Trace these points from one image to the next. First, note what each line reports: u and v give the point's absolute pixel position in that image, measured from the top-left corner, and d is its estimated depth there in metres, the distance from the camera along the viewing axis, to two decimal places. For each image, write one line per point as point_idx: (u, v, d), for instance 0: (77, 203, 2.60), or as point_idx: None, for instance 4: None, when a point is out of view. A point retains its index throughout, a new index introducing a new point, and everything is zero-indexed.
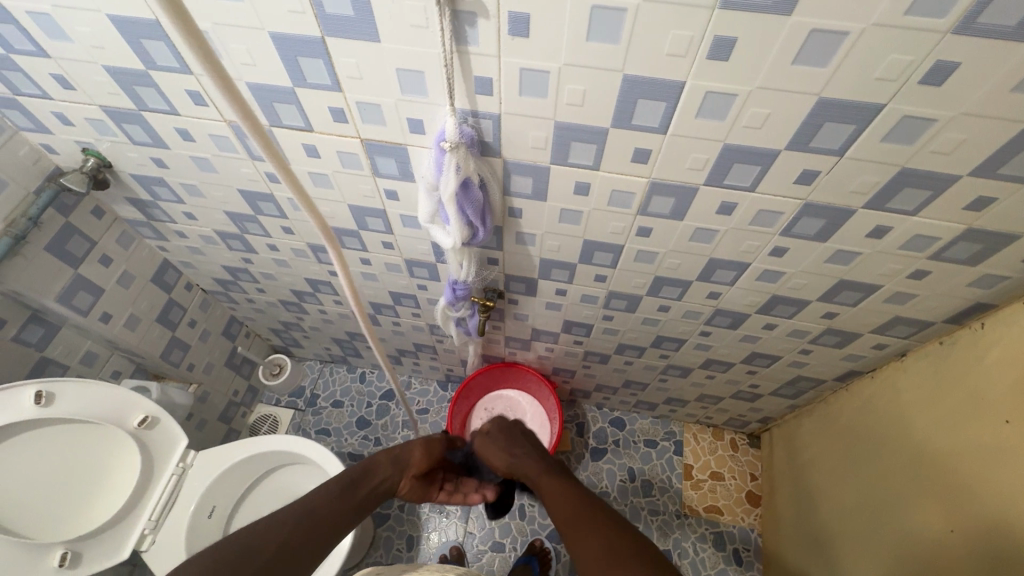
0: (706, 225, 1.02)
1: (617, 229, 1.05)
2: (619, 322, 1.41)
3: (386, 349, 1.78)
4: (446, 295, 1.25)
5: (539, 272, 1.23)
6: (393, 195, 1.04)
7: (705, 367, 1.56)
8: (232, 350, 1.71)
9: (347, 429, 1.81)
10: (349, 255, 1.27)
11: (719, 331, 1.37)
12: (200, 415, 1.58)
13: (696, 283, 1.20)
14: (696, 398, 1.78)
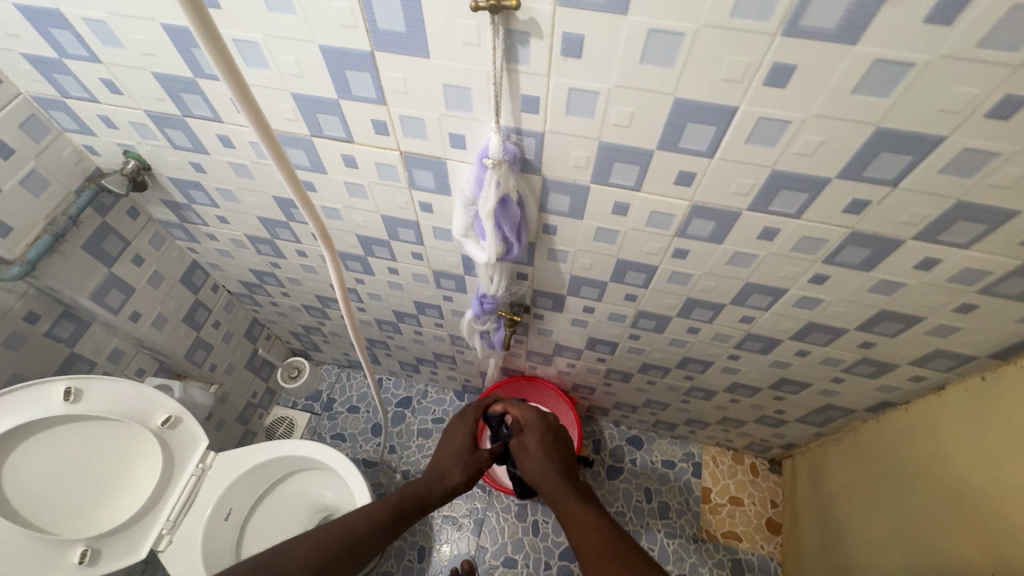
0: (745, 251, 1.00)
1: (654, 250, 1.04)
2: (645, 342, 1.40)
3: (405, 357, 1.78)
4: (473, 308, 1.24)
5: (568, 289, 1.23)
6: (428, 207, 1.05)
7: (731, 390, 1.54)
8: (253, 352, 1.73)
9: (362, 436, 1.81)
10: (378, 264, 1.30)
11: (748, 355, 1.35)
12: (220, 415, 1.59)
13: (730, 308, 1.19)
14: (718, 421, 1.75)
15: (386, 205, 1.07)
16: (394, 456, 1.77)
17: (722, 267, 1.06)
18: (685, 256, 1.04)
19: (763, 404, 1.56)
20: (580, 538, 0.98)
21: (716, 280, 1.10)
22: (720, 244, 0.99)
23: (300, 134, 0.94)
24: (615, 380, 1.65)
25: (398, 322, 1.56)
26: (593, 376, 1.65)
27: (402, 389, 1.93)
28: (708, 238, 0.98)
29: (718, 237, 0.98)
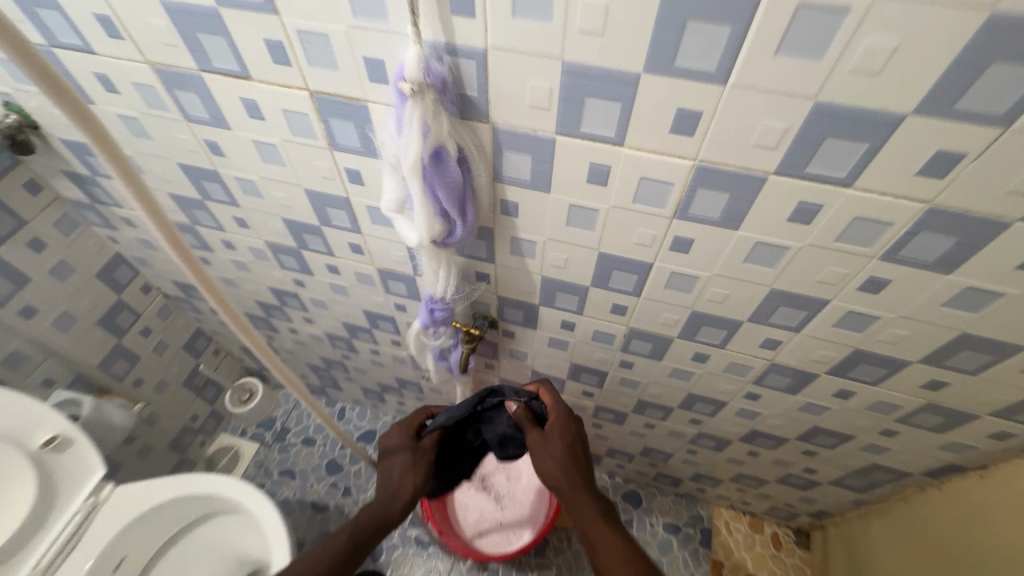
0: (764, 239, 0.79)
1: (645, 237, 0.85)
2: (639, 372, 1.19)
3: (366, 382, 1.65)
4: (422, 318, 1.06)
5: (547, 298, 1.05)
6: (355, 178, 0.93)
7: (748, 440, 1.29)
8: (194, 369, 1.57)
9: (314, 472, 1.59)
10: (316, 260, 1.19)
11: (763, 394, 1.12)
12: (143, 439, 1.42)
13: (746, 326, 0.97)
14: (731, 479, 1.49)
15: (308, 180, 0.97)
16: (346, 499, 1.52)
17: (736, 265, 0.85)
18: (685, 252, 0.85)
19: (788, 459, 1.30)
20: (590, 533, 0.93)
21: (724, 285, 0.90)
22: (727, 233, 0.79)
23: (187, 69, 0.82)
24: (606, 418, 1.41)
25: (350, 326, 1.40)
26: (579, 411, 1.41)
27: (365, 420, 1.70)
28: (720, 221, 0.78)
29: (731, 222, 0.77)
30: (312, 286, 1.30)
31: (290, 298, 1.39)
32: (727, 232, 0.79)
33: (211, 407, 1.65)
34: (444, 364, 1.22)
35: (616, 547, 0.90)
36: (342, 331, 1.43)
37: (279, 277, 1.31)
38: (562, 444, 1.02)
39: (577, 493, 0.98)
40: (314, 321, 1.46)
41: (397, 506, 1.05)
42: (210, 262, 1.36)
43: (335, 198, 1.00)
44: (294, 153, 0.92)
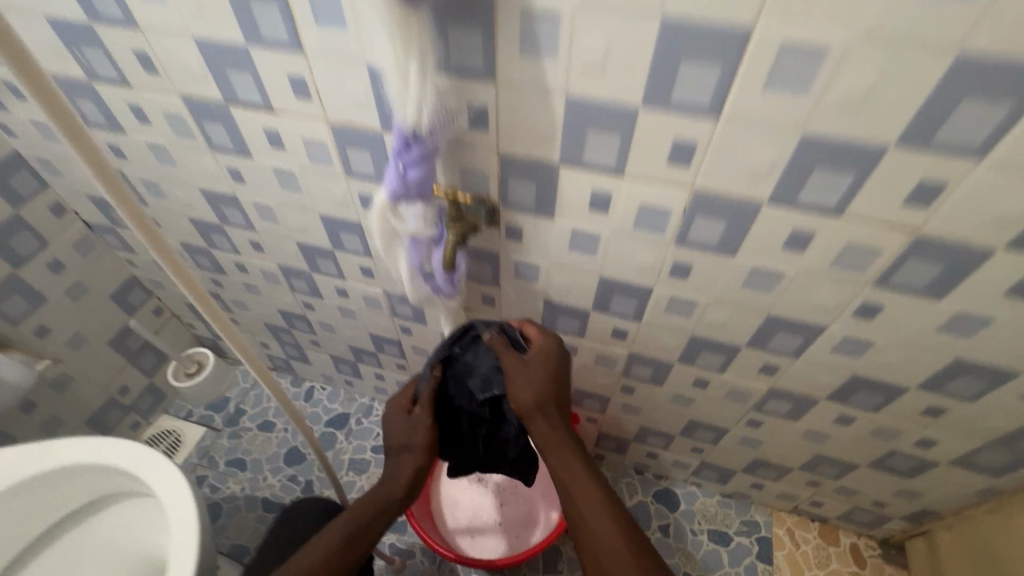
0: (875, 239, 0.50)
1: (731, 207, 0.52)
2: (740, 330, 0.66)
3: (330, 345, 1.11)
4: (390, 178, 0.54)
5: (551, 271, 0.68)
6: (275, 141, 0.65)
7: (850, 477, 0.87)
8: (126, 329, 1.11)
9: (268, 467, 1.17)
10: (178, 109, 0.66)
11: (874, 439, 0.76)
12: (48, 412, 1.01)
13: (869, 338, 0.60)
14: (843, 518, 0.99)
15: (209, 133, 0.68)
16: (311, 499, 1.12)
17: (892, 232, 0.49)
18: (797, 192, 0.49)
19: (899, 518, 0.91)
20: (596, 555, 0.59)
21: (858, 245, 0.51)
22: (869, 166, 0.45)
23: None
24: (638, 451, 1.04)
25: (310, 335, 1.10)
26: (602, 433, 1.02)
27: (336, 404, 1.26)
28: (826, 202, 0.49)
29: (840, 196, 0.48)
30: (232, 285, 1.01)
31: (233, 215, 0.81)
32: (854, 190, 0.47)
33: (150, 381, 1.21)
34: (415, 323, 0.91)
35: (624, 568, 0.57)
36: (272, 266, 0.91)
37: (199, 276, 1.03)
38: (558, 418, 0.67)
39: (579, 497, 0.64)
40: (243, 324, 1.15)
41: (402, 487, 0.67)
42: (132, 266, 1.07)
43: (267, 185, 0.72)
44: (201, 103, 0.63)
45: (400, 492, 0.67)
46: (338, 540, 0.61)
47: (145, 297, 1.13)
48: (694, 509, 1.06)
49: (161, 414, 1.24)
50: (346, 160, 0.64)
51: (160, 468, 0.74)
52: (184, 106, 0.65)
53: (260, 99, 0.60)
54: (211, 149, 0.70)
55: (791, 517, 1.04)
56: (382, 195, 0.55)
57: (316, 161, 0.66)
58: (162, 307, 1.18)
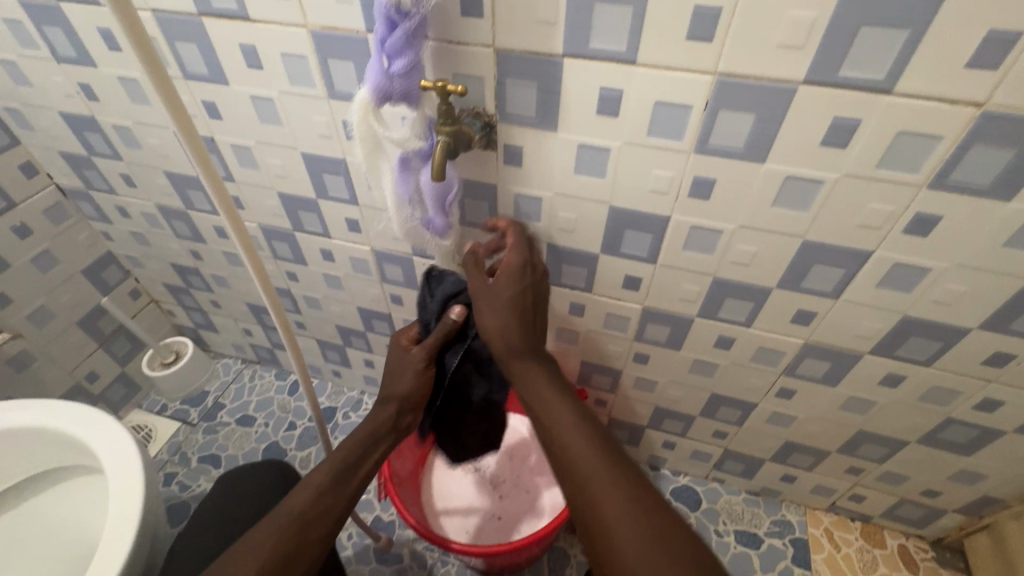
0: (932, 122, 0.43)
1: (760, 97, 0.45)
2: (770, 266, 0.58)
3: (313, 327, 1.03)
4: (369, 70, 0.47)
5: (555, 204, 0.61)
6: (252, 60, 0.59)
7: (895, 458, 0.77)
8: (98, 310, 1.04)
9: (244, 464, 1.06)
10: (150, 30, 0.61)
11: (924, 404, 0.67)
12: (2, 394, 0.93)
13: (924, 263, 0.52)
14: (887, 514, 0.87)
15: (183, 57, 0.62)
16: None
17: (957, 109, 0.41)
18: (841, 66, 0.42)
19: (953, 509, 0.81)
20: (577, 486, 0.50)
21: (914, 134, 0.44)
22: (929, 17, 0.38)
23: None
24: (654, 440, 0.94)
25: (295, 316, 1.02)
26: (613, 419, 0.92)
27: (323, 398, 1.16)
28: (875, 78, 0.42)
29: (890, 69, 0.41)
30: (212, 257, 0.95)
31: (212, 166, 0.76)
32: (909, 57, 0.40)
33: (123, 371, 1.12)
34: (406, 289, 0.84)
35: (601, 498, 0.47)
36: (252, 227, 0.84)
37: (177, 249, 0.97)
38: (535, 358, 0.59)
39: (556, 429, 0.54)
40: (224, 305, 1.08)
41: (388, 426, 0.64)
42: (107, 240, 1.01)
43: (246, 120, 0.67)
44: (174, 18, 0.58)
45: (387, 428, 0.64)
46: (327, 478, 0.57)
47: (122, 277, 1.07)
48: (718, 508, 0.95)
49: (133, 409, 1.15)
50: (329, 75, 0.58)
51: (111, 431, 0.68)
52: (155, 25, 0.60)
53: (235, 7, 0.55)
54: (184, 78, 0.65)
55: (827, 517, 0.93)
56: (362, 93, 0.48)
57: (295, 81, 0.60)
58: (140, 290, 1.11)
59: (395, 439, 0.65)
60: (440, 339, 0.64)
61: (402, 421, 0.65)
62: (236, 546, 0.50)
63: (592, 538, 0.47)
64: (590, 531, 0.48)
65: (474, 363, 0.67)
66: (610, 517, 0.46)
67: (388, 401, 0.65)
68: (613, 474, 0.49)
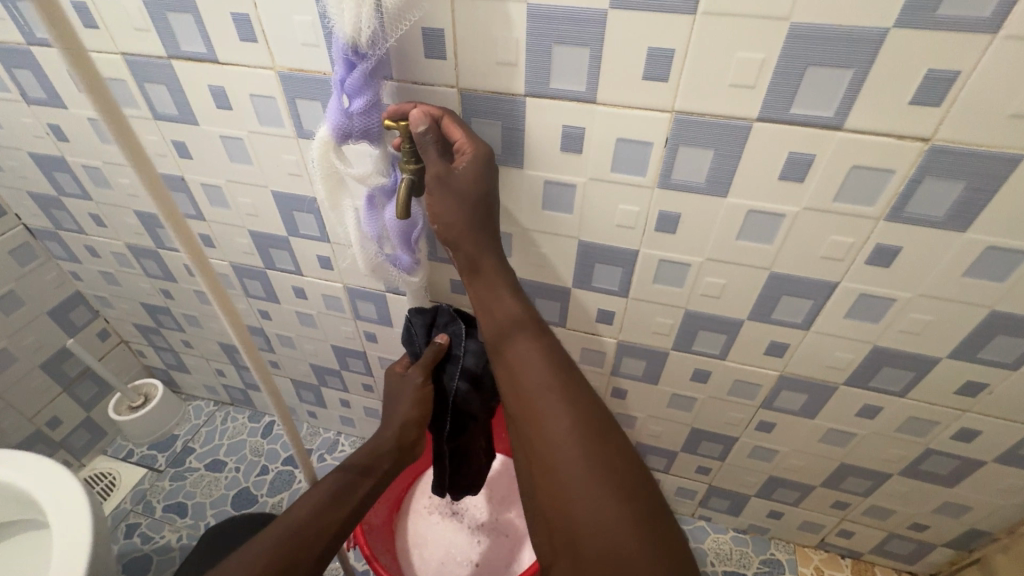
0: (884, 157, 0.44)
1: (715, 134, 0.46)
2: (741, 299, 0.58)
3: (288, 366, 1.00)
4: (332, 109, 0.48)
5: (525, 239, 0.61)
6: (221, 101, 0.60)
7: (882, 492, 0.75)
8: (62, 353, 1.00)
9: (212, 512, 1.01)
10: (119, 74, 0.61)
11: (904, 436, 0.66)
12: None
13: (890, 294, 0.53)
14: (879, 550, 0.85)
15: (152, 98, 0.63)
16: None
17: (905, 144, 0.43)
18: (791, 104, 0.43)
19: (943, 544, 0.79)
20: (532, 414, 0.45)
21: (868, 168, 0.45)
22: (870, 58, 0.39)
23: None
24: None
25: (269, 355, 0.99)
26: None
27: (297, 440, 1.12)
28: (824, 115, 0.43)
29: (839, 105, 0.42)
30: (183, 296, 0.93)
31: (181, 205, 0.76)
32: (855, 95, 0.41)
33: (87, 415, 1.08)
34: (380, 326, 0.82)
35: (556, 431, 0.43)
36: (224, 265, 0.83)
37: (148, 288, 0.95)
38: (499, 274, 0.51)
39: (520, 353, 0.48)
40: (196, 345, 1.05)
41: (392, 446, 0.62)
42: (76, 280, 0.98)
43: (216, 160, 0.67)
44: (143, 61, 0.59)
45: (391, 446, 0.62)
46: (327, 492, 0.56)
47: (91, 317, 1.04)
48: (706, 549, 0.92)
49: (97, 456, 1.11)
50: (297, 114, 0.58)
51: (66, 485, 0.66)
52: (125, 68, 0.60)
53: (204, 50, 0.56)
54: (154, 118, 0.65)
55: (818, 555, 0.90)
56: (323, 131, 0.49)
57: (265, 121, 0.60)
58: (109, 331, 1.08)
59: (400, 460, 0.63)
60: (430, 359, 0.66)
61: (407, 438, 0.64)
62: (232, 561, 0.47)
63: (538, 468, 0.43)
64: (538, 460, 0.44)
65: (471, 381, 0.66)
66: (565, 450, 0.42)
67: (394, 419, 0.64)
68: (573, 406, 0.44)
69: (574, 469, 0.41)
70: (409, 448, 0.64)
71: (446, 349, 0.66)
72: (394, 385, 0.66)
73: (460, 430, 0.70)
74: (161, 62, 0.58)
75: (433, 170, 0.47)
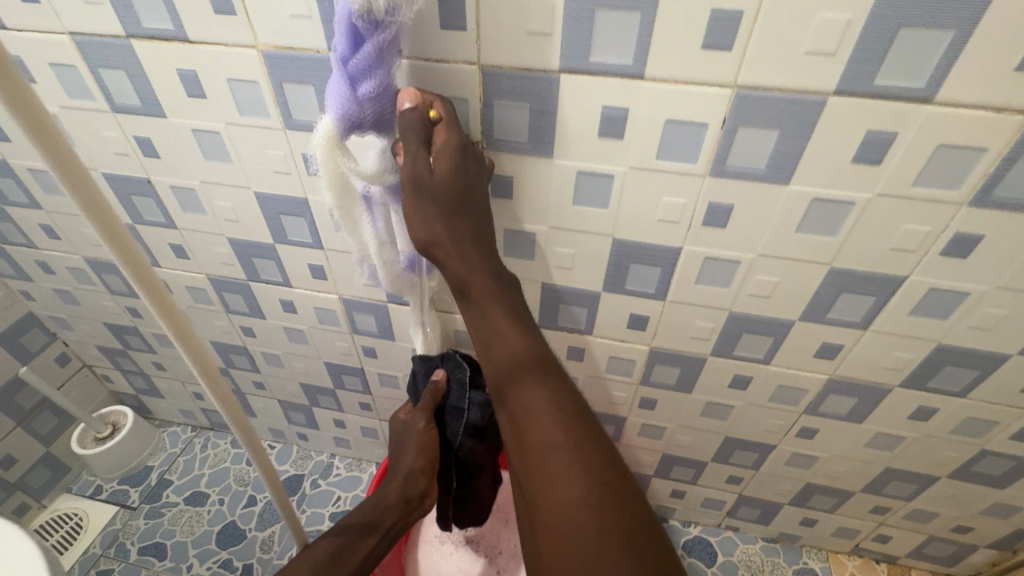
0: (979, 132, 0.38)
1: (784, 112, 0.40)
2: (794, 297, 0.52)
3: (274, 386, 0.91)
4: (336, 95, 0.40)
5: (549, 239, 0.54)
6: (193, 88, 0.51)
7: (927, 496, 0.71)
8: (15, 384, 0.89)
9: (195, 552, 0.91)
10: (69, 59, 0.52)
11: (957, 437, 0.62)
12: None
13: (963, 287, 0.48)
14: (917, 553, 0.81)
15: (108, 86, 0.53)
16: None
17: (1004, 117, 0.37)
18: (876, 74, 0.37)
19: (985, 545, 0.76)
20: (536, 470, 0.38)
21: (957, 146, 0.39)
22: (979, 15, 0.34)
23: None
24: (662, 490, 0.85)
25: (253, 375, 0.90)
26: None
27: (286, 465, 1.03)
28: (914, 86, 0.37)
29: (931, 75, 0.36)
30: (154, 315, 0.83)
31: (148, 211, 0.66)
32: (953, 62, 0.36)
33: (47, 451, 0.96)
34: (381, 341, 0.74)
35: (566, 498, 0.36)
36: (201, 279, 0.74)
37: (112, 307, 0.85)
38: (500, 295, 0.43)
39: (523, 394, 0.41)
40: (169, 367, 0.95)
41: (397, 500, 0.62)
42: (29, 300, 0.87)
43: (187, 158, 0.58)
44: (96, 43, 0.50)
45: (396, 499, 0.62)
46: (326, 553, 0.55)
47: (47, 341, 0.93)
48: (736, 561, 0.87)
49: (61, 494, 1.00)
50: (285, 102, 0.50)
51: (20, 551, 0.56)
52: (75, 52, 0.51)
53: (171, 27, 0.47)
54: (112, 111, 0.56)
55: (852, 562, 0.86)
56: (326, 121, 0.41)
57: (245, 111, 0.52)
58: (69, 355, 0.97)
59: (408, 512, 0.63)
60: (429, 403, 0.62)
61: (413, 489, 0.62)
62: None
63: (551, 548, 0.36)
64: (546, 527, 0.37)
65: (475, 435, 0.63)
66: (573, 516, 0.36)
67: (399, 473, 0.63)
68: (582, 461, 0.37)
69: (586, 540, 0.35)
70: (416, 501, 0.63)
71: (442, 392, 0.63)
72: (399, 435, 0.64)
73: (466, 481, 0.67)
74: (121, 42, 0.49)
75: (409, 170, 0.40)
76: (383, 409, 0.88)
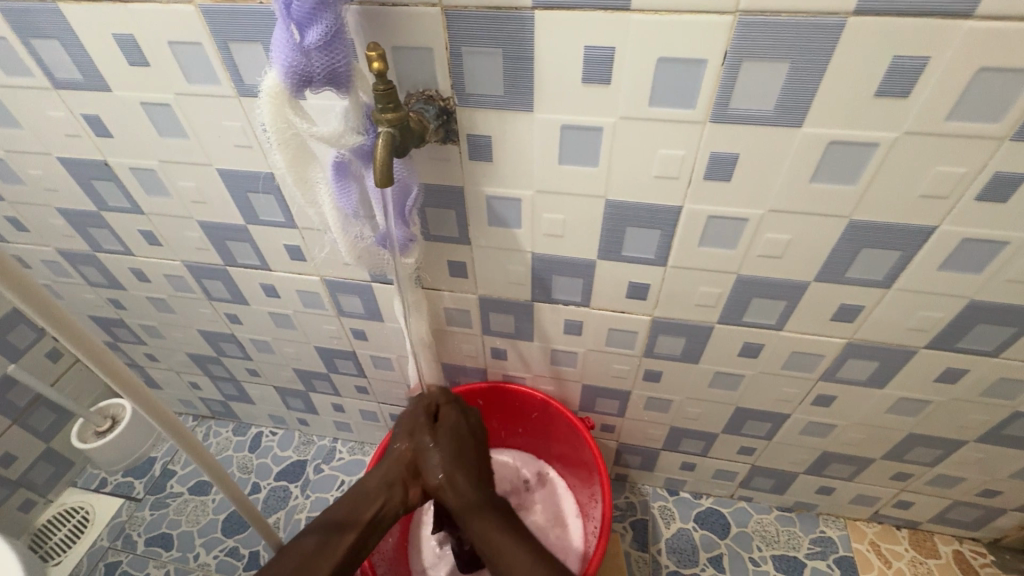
0: None
1: (794, 38, 0.35)
2: (809, 254, 0.47)
3: (268, 372, 0.88)
4: (279, 44, 0.35)
5: (537, 205, 0.49)
6: (134, 56, 0.46)
7: (952, 461, 0.67)
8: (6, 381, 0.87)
9: (201, 541, 0.91)
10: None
11: (988, 399, 0.57)
12: None
13: (1002, 235, 0.42)
14: (941, 516, 0.78)
15: (44, 59, 0.48)
16: None
17: None
18: None
19: (1012, 509, 0.72)
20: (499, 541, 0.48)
21: (1000, 70, 0.34)
22: None
23: None
24: (671, 463, 0.82)
25: (245, 363, 0.87)
26: (624, 446, 0.81)
27: (289, 451, 1.01)
28: None
29: None
30: (136, 305, 0.80)
31: (111, 196, 0.62)
32: None
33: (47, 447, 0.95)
34: (370, 323, 0.71)
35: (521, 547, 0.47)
36: (176, 265, 0.70)
37: (94, 299, 0.82)
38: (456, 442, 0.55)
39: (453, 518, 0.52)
40: (161, 358, 0.92)
41: (379, 485, 0.53)
42: None
43: (142, 136, 0.53)
44: (22, 8, 0.45)
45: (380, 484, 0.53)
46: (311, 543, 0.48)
47: (36, 337, 0.90)
48: (750, 532, 0.84)
49: (66, 489, 0.99)
50: (234, 66, 0.45)
51: None
52: (3, 21, 0.46)
53: None
54: (55, 88, 0.51)
55: (871, 528, 0.83)
56: (272, 76, 0.36)
57: (194, 79, 0.47)
58: (60, 351, 0.95)
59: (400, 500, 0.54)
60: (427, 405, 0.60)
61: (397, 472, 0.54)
62: None
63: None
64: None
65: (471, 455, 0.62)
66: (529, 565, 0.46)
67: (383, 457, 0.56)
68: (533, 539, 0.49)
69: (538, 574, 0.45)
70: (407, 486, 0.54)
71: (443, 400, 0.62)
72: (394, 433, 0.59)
73: None
74: (49, 6, 0.44)
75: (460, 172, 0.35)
76: (380, 391, 0.85)
